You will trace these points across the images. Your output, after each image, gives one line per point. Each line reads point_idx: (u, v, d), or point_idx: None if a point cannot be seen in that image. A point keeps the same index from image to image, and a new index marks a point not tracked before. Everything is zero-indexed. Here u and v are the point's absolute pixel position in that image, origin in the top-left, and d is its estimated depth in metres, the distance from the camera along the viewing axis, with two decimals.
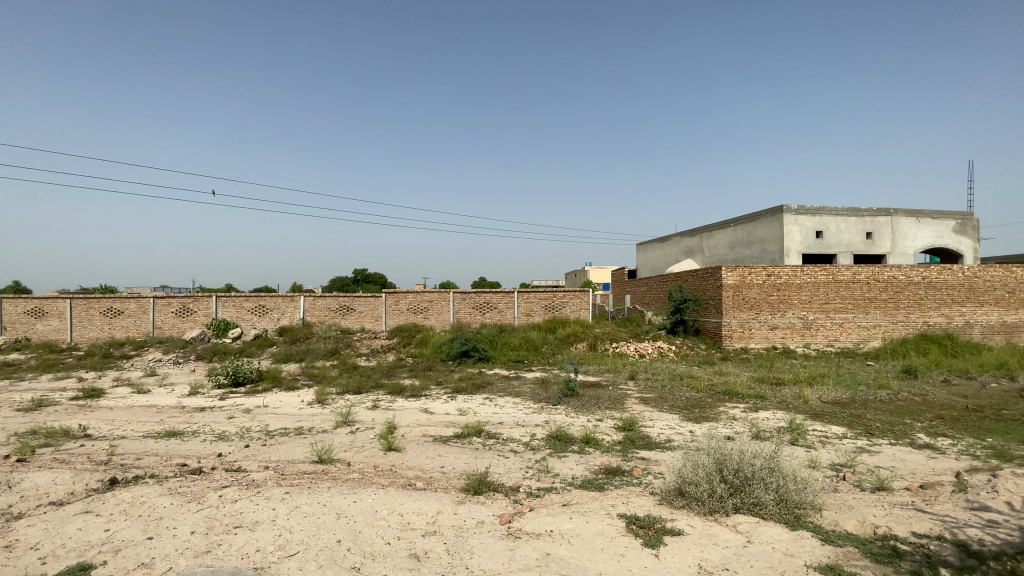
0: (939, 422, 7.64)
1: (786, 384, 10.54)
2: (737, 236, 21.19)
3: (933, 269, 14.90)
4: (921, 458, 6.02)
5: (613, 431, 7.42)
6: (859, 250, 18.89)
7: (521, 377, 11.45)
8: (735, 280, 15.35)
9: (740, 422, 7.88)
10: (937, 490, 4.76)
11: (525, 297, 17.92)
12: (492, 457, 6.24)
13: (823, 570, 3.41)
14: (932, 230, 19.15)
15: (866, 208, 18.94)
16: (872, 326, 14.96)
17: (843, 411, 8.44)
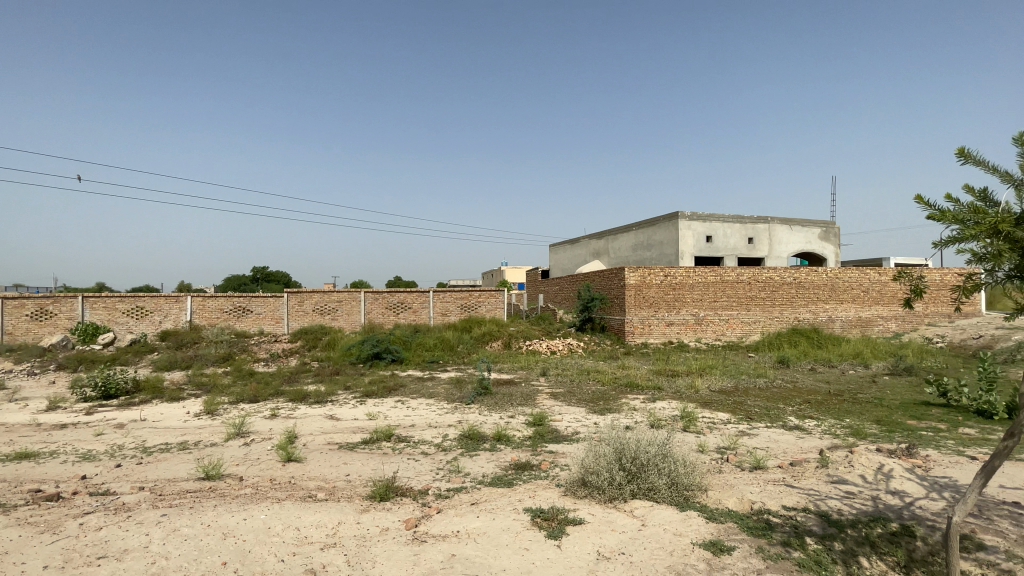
0: (806, 405, 8.67)
1: (681, 375, 11.43)
2: (639, 239, 22.61)
3: (802, 270, 16.92)
4: (791, 438, 6.79)
5: (524, 427, 7.56)
6: (742, 254, 20.97)
7: (435, 377, 11.29)
8: (637, 280, 16.40)
9: (640, 412, 8.40)
10: (804, 466, 5.39)
11: (440, 297, 17.71)
12: (401, 461, 6.08)
13: (706, 546, 3.71)
14: (801, 236, 21.73)
15: (748, 216, 21.09)
16: (752, 322, 16.68)
17: (728, 399, 9.31)
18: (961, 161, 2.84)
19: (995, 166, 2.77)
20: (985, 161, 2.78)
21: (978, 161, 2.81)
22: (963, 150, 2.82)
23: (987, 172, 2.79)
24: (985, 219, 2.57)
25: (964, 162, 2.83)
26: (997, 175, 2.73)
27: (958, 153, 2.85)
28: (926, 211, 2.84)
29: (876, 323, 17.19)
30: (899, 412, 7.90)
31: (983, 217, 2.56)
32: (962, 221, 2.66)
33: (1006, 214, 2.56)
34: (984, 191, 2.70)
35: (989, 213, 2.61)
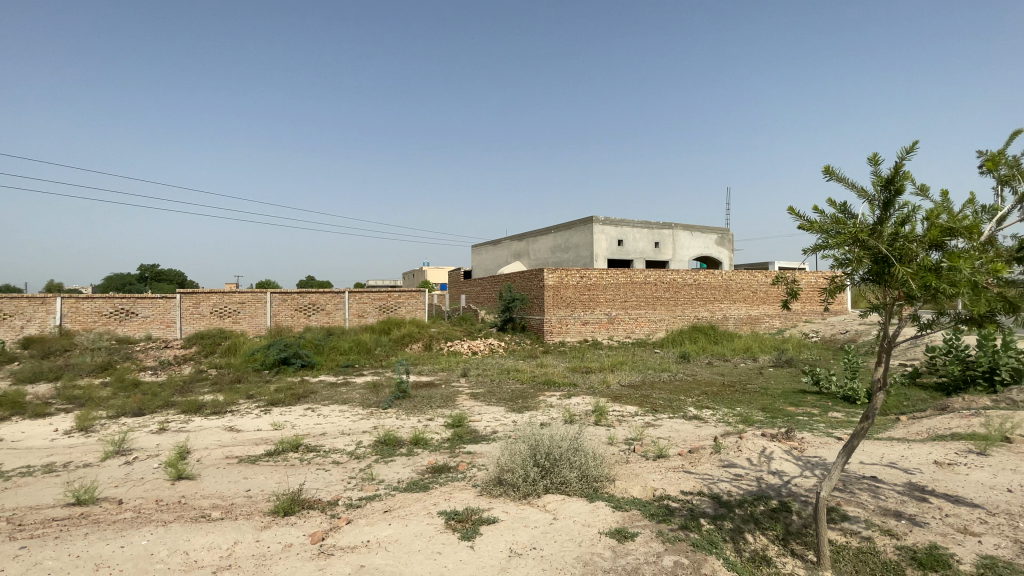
0: (704, 396, 9.44)
1: (594, 372, 11.96)
2: (557, 241, 23.32)
3: (702, 273, 18.39)
4: (690, 428, 7.34)
5: (442, 429, 7.48)
6: (650, 257, 22.37)
7: (349, 382, 10.82)
8: (555, 281, 16.92)
9: (555, 409, 8.67)
10: (701, 453, 5.85)
11: (357, 298, 17.04)
12: (310, 472, 5.76)
13: (613, 534, 3.90)
14: (701, 242, 23.62)
15: (655, 222, 22.53)
16: (659, 320, 17.84)
17: (637, 393, 9.87)
18: (827, 177, 3.23)
19: (854, 183, 3.18)
20: (846, 179, 3.20)
21: (840, 179, 3.21)
22: (828, 168, 3.22)
23: (847, 189, 3.21)
24: (846, 228, 2.94)
25: (830, 179, 3.23)
26: (855, 191, 3.14)
27: (824, 171, 3.24)
28: (800, 221, 3.19)
29: (764, 320, 19.09)
30: (780, 400, 8.84)
31: (846, 226, 2.93)
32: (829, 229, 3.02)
33: (862, 224, 2.95)
34: (845, 204, 3.09)
35: (849, 223, 2.99)
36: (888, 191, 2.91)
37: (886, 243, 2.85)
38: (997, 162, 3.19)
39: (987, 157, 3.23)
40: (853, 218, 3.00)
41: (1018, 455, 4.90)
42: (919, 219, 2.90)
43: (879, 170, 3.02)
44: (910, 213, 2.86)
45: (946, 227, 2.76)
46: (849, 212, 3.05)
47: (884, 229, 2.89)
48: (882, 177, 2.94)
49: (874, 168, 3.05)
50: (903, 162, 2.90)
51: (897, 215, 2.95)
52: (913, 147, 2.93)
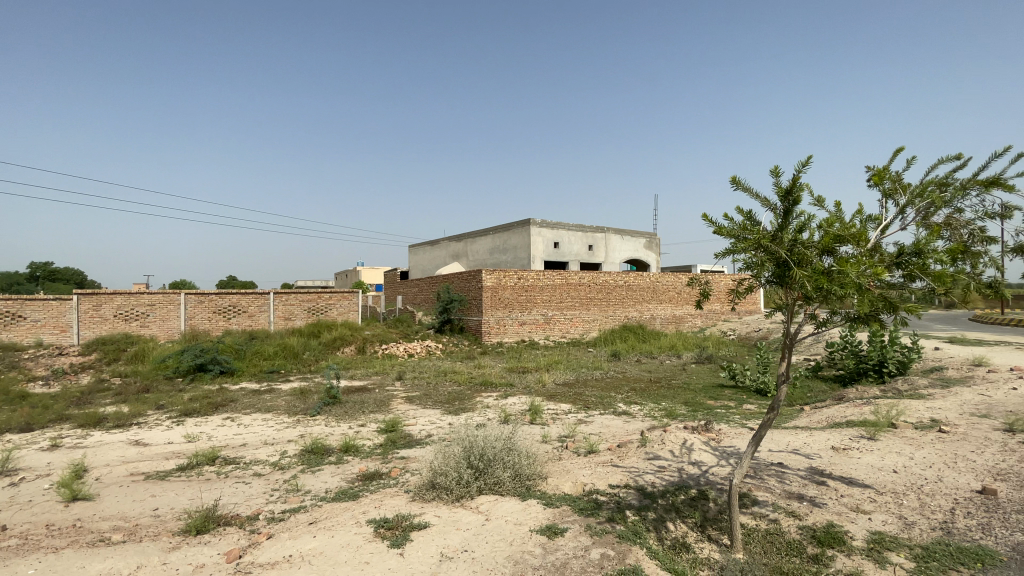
0: (633, 393, 9.85)
1: (530, 371, 12.13)
2: (494, 242, 23.42)
3: (632, 275, 19.20)
4: (619, 423, 7.64)
5: (375, 435, 7.27)
6: (584, 259, 23.04)
7: (275, 389, 10.24)
8: (493, 282, 16.98)
9: (492, 409, 8.69)
10: (629, 447, 6.11)
11: (284, 299, 16.19)
12: (228, 486, 5.38)
13: (543, 531, 3.97)
14: (631, 245, 24.66)
15: (589, 225, 23.25)
16: (593, 320, 18.41)
17: (570, 391, 10.12)
18: (734, 187, 3.49)
19: (757, 192, 3.45)
20: (751, 189, 3.46)
21: (745, 189, 3.48)
22: (735, 178, 3.47)
23: (752, 198, 3.48)
24: (751, 234, 3.20)
25: (737, 188, 3.49)
26: (759, 200, 3.42)
27: (732, 181, 3.49)
28: (712, 227, 3.44)
29: (688, 319, 20.25)
30: (701, 394, 9.41)
31: (749, 234, 3.19)
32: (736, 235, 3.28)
33: (764, 232, 3.21)
34: (749, 212, 3.35)
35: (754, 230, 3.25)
36: (788, 201, 3.18)
37: (784, 249, 3.13)
38: (882, 177, 3.53)
39: (874, 171, 3.58)
40: (756, 225, 3.26)
41: (899, 438, 5.53)
42: (814, 228, 3.19)
43: (779, 181, 3.29)
44: (805, 222, 3.14)
45: (836, 235, 3.05)
46: (754, 220, 3.31)
47: (784, 236, 3.16)
48: (782, 188, 3.20)
49: (775, 179, 3.31)
50: (799, 175, 3.16)
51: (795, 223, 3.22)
52: (808, 161, 3.20)
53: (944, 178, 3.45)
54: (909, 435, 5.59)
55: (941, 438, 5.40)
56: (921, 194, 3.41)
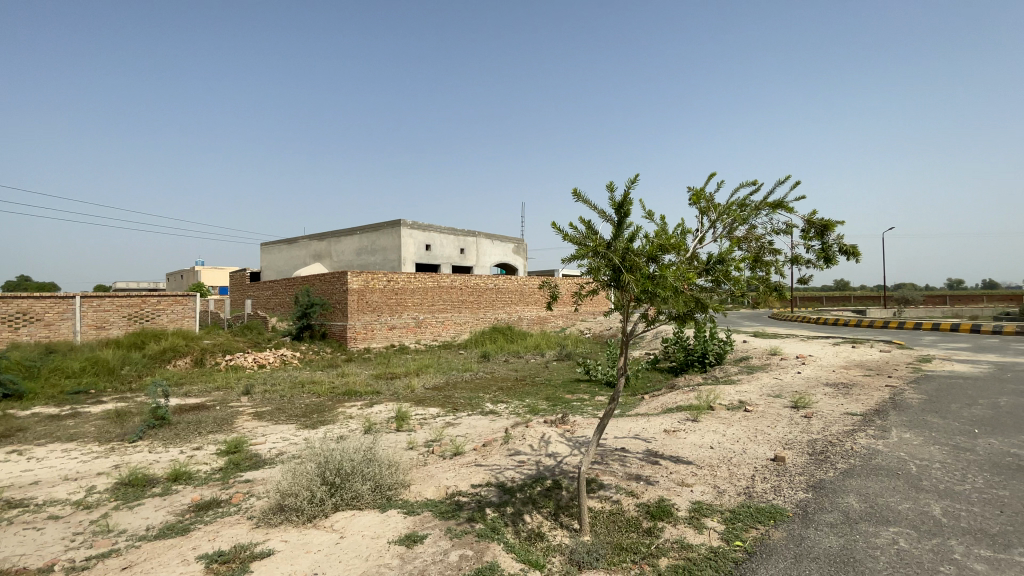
0: (500, 392, 10.15)
1: (399, 377, 11.80)
2: (361, 243, 22.37)
3: (502, 278, 19.81)
4: (485, 423, 7.81)
5: (214, 458, 6.43)
6: (455, 262, 23.14)
7: (82, 412, 8.50)
8: (360, 284, 16.15)
9: (355, 419, 8.26)
10: (492, 446, 6.27)
11: (95, 305, 13.54)
12: (6, 537, 4.32)
13: (402, 541, 3.88)
14: (501, 250, 25.44)
15: (460, 229, 23.43)
16: (462, 322, 18.56)
17: (439, 394, 10.07)
18: (576, 198, 3.79)
19: (596, 204, 3.78)
20: (591, 201, 3.79)
21: (586, 201, 3.81)
22: (577, 190, 3.77)
23: (592, 209, 3.81)
24: (590, 243, 3.52)
25: (579, 200, 3.79)
26: (597, 212, 3.75)
27: (575, 192, 3.79)
28: (558, 235, 3.71)
29: (552, 320, 21.49)
30: (561, 389, 10.06)
31: (589, 242, 3.51)
32: (578, 243, 3.59)
33: (601, 240, 3.55)
34: (589, 222, 3.67)
35: (593, 238, 3.58)
36: (620, 214, 3.55)
37: (618, 256, 3.49)
38: (699, 196, 4.09)
39: (693, 191, 4.13)
40: (595, 234, 3.59)
41: (716, 419, 6.52)
42: (642, 238, 3.61)
43: (614, 195, 3.64)
44: (635, 232, 3.53)
45: (660, 245, 3.48)
46: (593, 229, 3.64)
47: (618, 245, 3.52)
48: (615, 202, 3.56)
49: (611, 193, 3.65)
50: (630, 191, 3.53)
51: (627, 233, 3.61)
52: (637, 178, 3.58)
53: (744, 199, 4.12)
54: (723, 416, 6.63)
55: (746, 417, 6.49)
56: (726, 213, 4.04)
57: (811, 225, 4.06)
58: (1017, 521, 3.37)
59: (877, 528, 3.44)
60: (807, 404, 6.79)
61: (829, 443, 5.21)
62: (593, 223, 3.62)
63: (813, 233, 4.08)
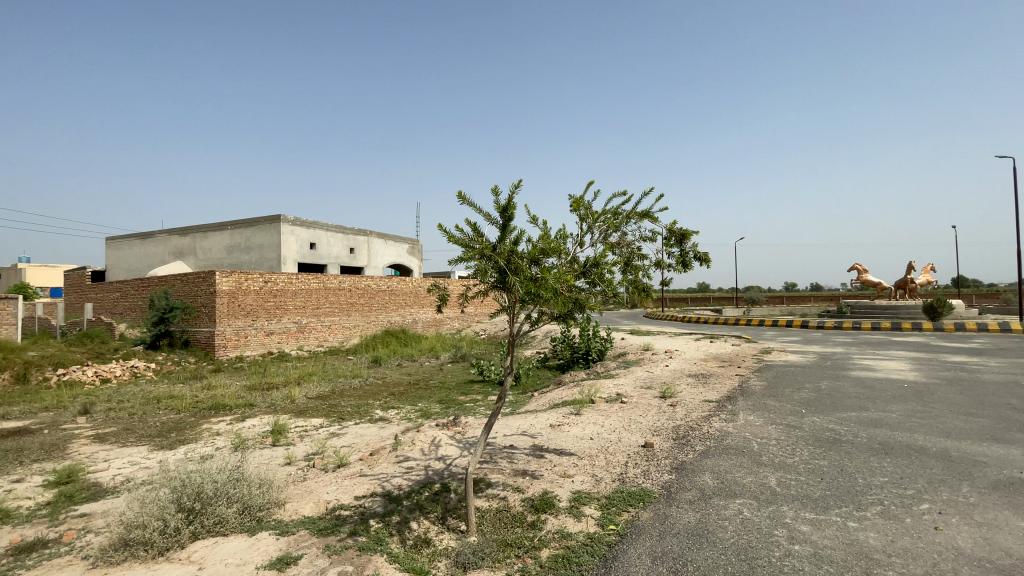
0: (390, 398, 9.81)
1: (277, 387, 10.83)
2: (234, 240, 20.24)
3: (395, 280, 19.19)
4: (374, 431, 7.49)
5: (38, 492, 5.36)
6: (344, 262, 21.96)
7: None
8: (231, 286, 14.63)
9: (222, 437, 7.42)
10: (379, 454, 6.03)
11: None
12: None
13: (273, 565, 3.56)
14: (394, 250, 24.61)
15: (349, 227, 22.30)
16: (351, 326, 17.64)
17: (324, 404, 9.45)
18: (461, 200, 3.81)
19: (480, 206, 3.83)
20: (475, 203, 3.83)
21: (471, 203, 3.84)
22: (461, 192, 3.79)
23: (477, 211, 3.85)
24: (476, 245, 3.56)
25: (464, 202, 3.81)
26: (482, 214, 3.80)
27: (459, 194, 3.80)
28: (444, 236, 3.70)
29: (448, 322, 21.27)
30: (454, 392, 10.00)
31: (474, 244, 3.55)
32: (464, 245, 3.61)
33: (486, 243, 3.60)
34: (475, 223, 3.70)
35: (477, 240, 3.61)
36: (504, 218, 3.63)
37: (503, 258, 3.56)
38: (578, 203, 4.31)
39: (573, 198, 4.35)
40: (480, 236, 3.63)
41: (596, 411, 6.95)
42: (526, 241, 3.73)
43: (498, 199, 3.71)
44: (518, 235, 3.62)
45: (542, 248, 3.61)
46: (478, 231, 3.67)
47: (503, 247, 3.59)
48: (500, 206, 3.63)
49: (495, 197, 3.72)
50: (513, 195, 3.62)
51: (511, 236, 3.70)
52: (520, 183, 3.69)
53: (617, 208, 4.44)
54: (603, 408, 7.10)
55: (622, 408, 7.02)
56: (601, 220, 4.31)
57: (672, 233, 4.51)
58: (831, 486, 4.04)
59: (726, 500, 3.91)
60: (674, 393, 7.54)
61: (690, 427, 5.83)
62: (478, 225, 3.66)
63: (673, 241, 4.52)
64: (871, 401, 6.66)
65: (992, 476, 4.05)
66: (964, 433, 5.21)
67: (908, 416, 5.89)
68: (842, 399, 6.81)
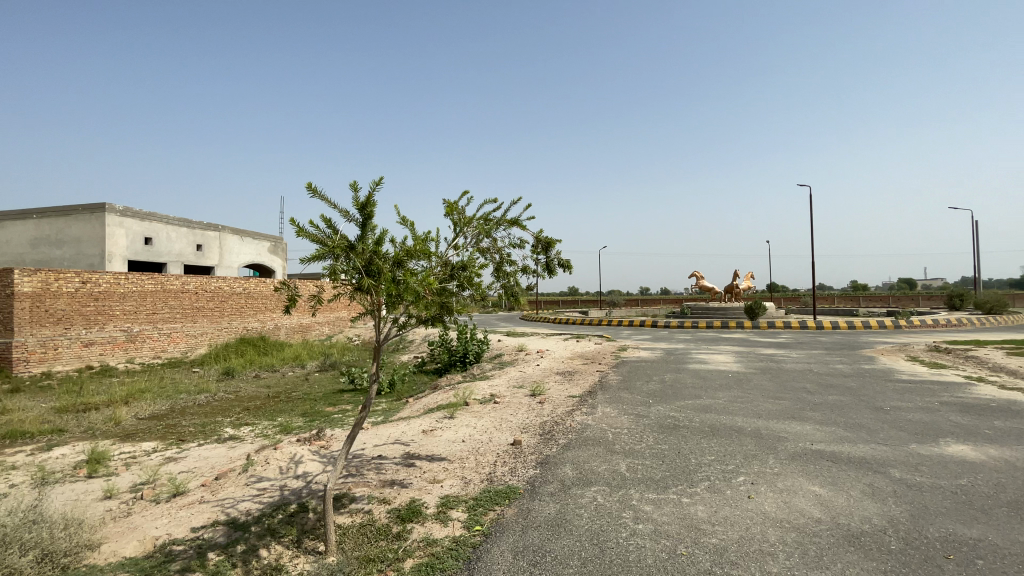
0: (244, 414, 8.79)
1: (99, 408, 9.09)
2: (40, 231, 16.68)
3: (252, 281, 17.34)
4: (222, 452, 6.63)
5: None
6: (191, 262, 19.33)
7: None
8: (35, 287, 12.08)
9: (16, 472, 5.99)
10: (226, 477, 5.35)
11: None
12: None
13: None
14: (252, 249, 22.23)
15: (197, 221, 19.69)
16: (198, 334, 15.51)
17: (159, 424, 8.13)
18: (313, 194, 3.58)
19: (336, 202, 3.62)
20: (328, 198, 3.63)
21: (323, 198, 3.63)
22: (312, 186, 3.57)
23: (332, 206, 3.64)
24: (332, 243, 3.35)
25: (315, 196, 3.60)
26: (340, 211, 3.61)
27: (309, 189, 3.57)
28: (295, 232, 3.45)
29: (315, 328, 19.34)
30: (320, 403, 9.31)
31: (329, 243, 3.36)
32: (317, 243, 3.41)
33: (343, 241, 3.42)
34: (330, 220, 3.50)
35: (333, 239, 3.43)
36: (363, 215, 3.48)
37: (362, 258, 3.41)
38: (450, 207, 4.26)
39: (445, 202, 4.29)
40: (336, 234, 3.45)
41: (469, 414, 6.98)
42: (388, 241, 3.61)
43: (357, 195, 3.54)
44: (380, 235, 3.49)
45: (406, 249, 3.52)
46: (333, 228, 3.48)
47: (363, 247, 3.44)
48: (359, 203, 3.47)
49: (353, 193, 3.55)
50: (373, 192, 3.48)
51: (372, 235, 3.56)
52: (381, 181, 3.57)
53: (487, 214, 4.50)
54: (476, 410, 7.16)
55: (494, 408, 7.15)
56: (473, 226, 4.33)
57: (538, 241, 4.72)
58: (670, 467, 4.54)
59: (583, 489, 4.18)
60: (543, 391, 7.90)
61: (555, 423, 6.14)
62: (334, 223, 3.47)
63: (539, 249, 4.74)
64: (705, 389, 7.67)
65: (789, 449, 4.90)
66: (771, 413, 6.26)
67: (732, 402, 6.89)
68: (682, 389, 7.74)
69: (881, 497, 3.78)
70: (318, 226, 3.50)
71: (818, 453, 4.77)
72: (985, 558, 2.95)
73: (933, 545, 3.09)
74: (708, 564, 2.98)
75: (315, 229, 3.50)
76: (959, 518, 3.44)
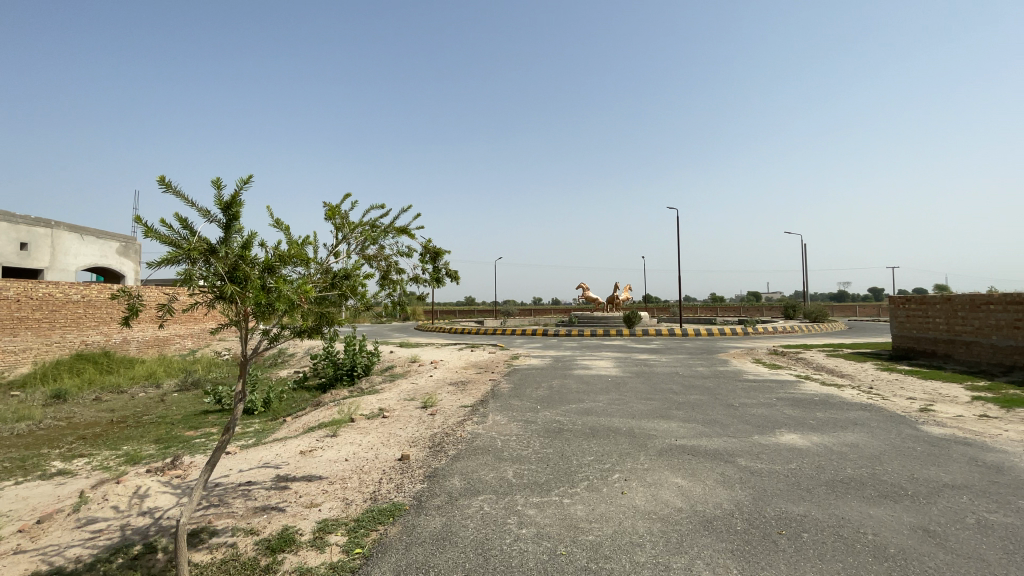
0: (79, 443, 7.45)
1: None
2: None
3: (93, 287, 14.85)
4: (46, 490, 5.54)
5: None
6: (12, 264, 16.09)
7: None
8: None
9: None
10: (50, 521, 4.47)
11: None
12: None
13: None
14: (95, 249, 19.04)
15: (21, 216, 16.51)
16: (19, 349, 12.92)
17: None
18: (165, 190, 3.19)
19: (193, 199, 3.26)
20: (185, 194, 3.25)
21: (178, 194, 3.25)
22: (163, 181, 3.17)
23: (188, 203, 3.26)
24: (187, 246, 3.00)
25: (168, 191, 3.21)
26: (198, 210, 3.26)
27: (161, 183, 3.18)
28: (141, 231, 3.02)
29: (174, 341, 16.89)
30: (179, 426, 8.22)
31: (184, 245, 3.01)
32: (171, 244, 3.04)
33: (200, 243, 3.09)
34: (185, 219, 3.15)
35: (189, 241, 3.08)
36: (227, 214, 3.17)
37: (225, 263, 3.10)
38: (332, 211, 4.04)
39: (327, 205, 4.05)
40: (193, 236, 3.10)
41: (354, 430, 6.65)
42: (258, 245, 3.33)
43: (220, 193, 3.23)
44: (248, 238, 3.20)
45: (278, 255, 3.27)
46: (189, 229, 3.13)
47: (227, 251, 3.13)
48: (222, 201, 3.16)
49: (216, 191, 3.22)
50: (240, 192, 3.20)
51: (239, 237, 3.26)
52: (249, 179, 3.29)
53: (375, 220, 4.35)
54: (361, 425, 6.84)
55: (382, 423, 6.89)
56: (358, 231, 4.14)
57: (427, 251, 4.68)
58: (553, 470, 4.72)
59: (470, 500, 4.16)
60: (433, 403, 7.79)
61: (445, 434, 6.08)
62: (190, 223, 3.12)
63: (428, 258, 4.70)
64: (587, 393, 8.14)
65: (657, 445, 5.38)
66: (642, 413, 6.84)
67: (610, 404, 7.40)
68: (567, 394, 8.13)
69: (731, 484, 4.29)
70: (171, 227, 3.12)
71: (682, 448, 5.30)
72: (807, 531, 3.47)
73: (770, 523, 3.58)
74: (585, 560, 3.14)
75: (167, 228, 3.12)
76: (790, 497, 4.03)
